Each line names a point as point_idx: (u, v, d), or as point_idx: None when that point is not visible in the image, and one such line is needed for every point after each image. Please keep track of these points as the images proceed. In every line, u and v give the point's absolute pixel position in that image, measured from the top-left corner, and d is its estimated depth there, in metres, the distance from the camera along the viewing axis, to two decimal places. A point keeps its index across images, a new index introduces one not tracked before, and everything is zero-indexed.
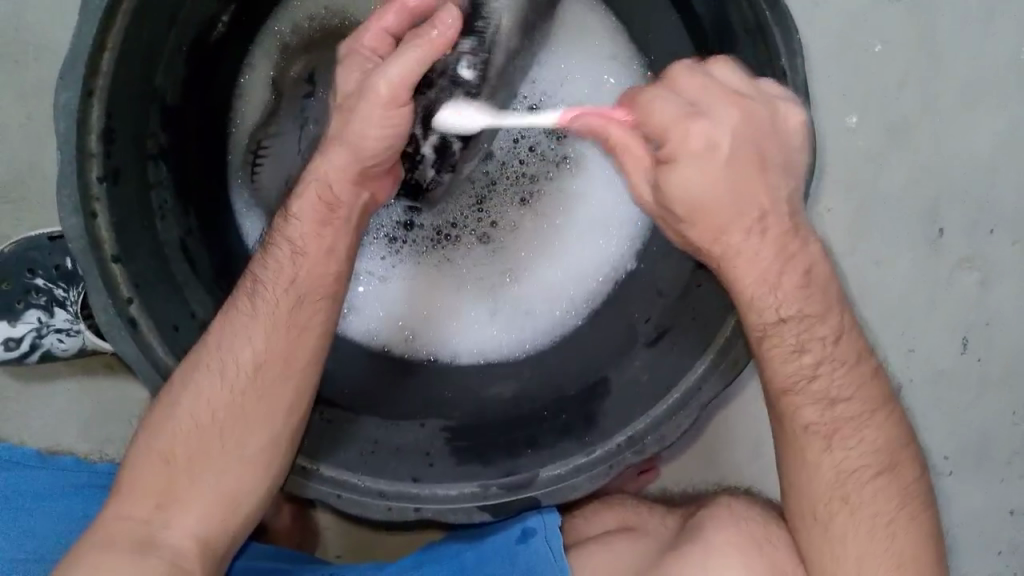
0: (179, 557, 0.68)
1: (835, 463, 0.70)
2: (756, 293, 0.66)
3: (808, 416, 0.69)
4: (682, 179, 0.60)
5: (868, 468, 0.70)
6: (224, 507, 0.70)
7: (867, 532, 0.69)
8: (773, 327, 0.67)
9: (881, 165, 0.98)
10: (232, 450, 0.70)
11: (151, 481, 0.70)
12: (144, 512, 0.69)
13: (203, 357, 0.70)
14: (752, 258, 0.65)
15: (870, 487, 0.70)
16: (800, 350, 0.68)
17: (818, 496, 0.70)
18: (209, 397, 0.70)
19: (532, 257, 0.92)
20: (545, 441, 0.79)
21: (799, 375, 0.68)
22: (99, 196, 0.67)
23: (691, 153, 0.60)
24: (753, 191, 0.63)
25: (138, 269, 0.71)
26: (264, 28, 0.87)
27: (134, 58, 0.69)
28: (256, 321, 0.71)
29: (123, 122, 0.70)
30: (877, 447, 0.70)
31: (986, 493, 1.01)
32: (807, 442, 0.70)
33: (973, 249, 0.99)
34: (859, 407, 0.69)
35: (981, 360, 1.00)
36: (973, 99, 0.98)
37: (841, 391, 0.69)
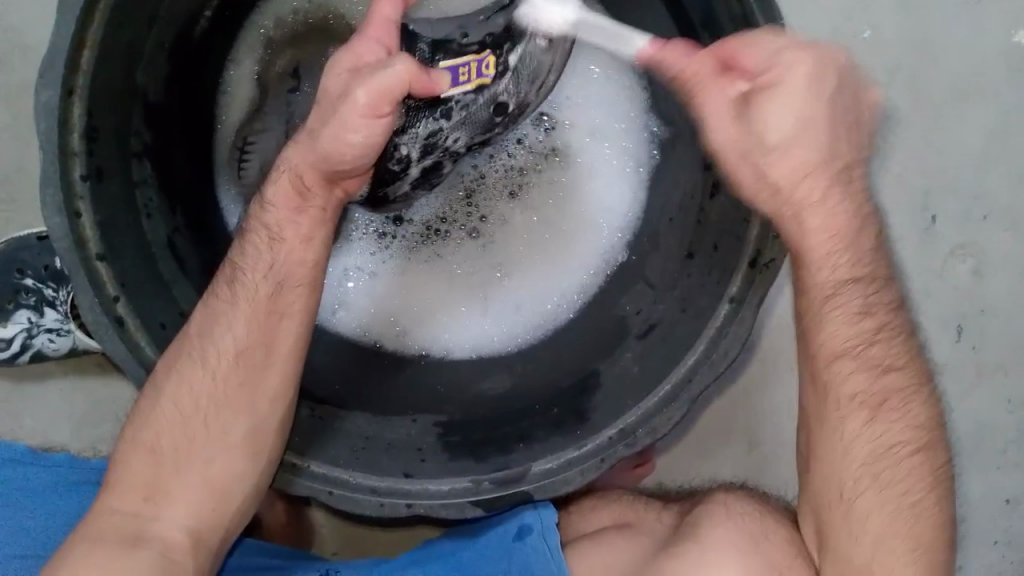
0: (169, 548, 0.67)
1: (874, 437, 0.71)
2: (831, 250, 0.70)
3: (856, 385, 0.71)
4: (769, 113, 0.66)
5: (905, 445, 0.71)
6: (213, 498, 0.70)
7: (894, 512, 0.70)
8: (841, 286, 0.70)
9: (872, 153, 0.98)
10: (216, 440, 0.70)
11: (140, 475, 0.70)
12: (134, 505, 0.69)
13: (184, 346, 0.71)
14: (831, 210, 0.70)
15: (905, 464, 0.71)
16: (865, 313, 0.71)
17: (851, 474, 0.71)
18: (193, 388, 0.70)
19: (522, 251, 0.91)
20: (536, 436, 0.78)
21: (855, 340, 0.71)
22: (83, 195, 0.67)
23: (794, 83, 0.65)
24: (842, 134, 0.69)
25: (124, 268, 0.70)
26: (247, 22, 0.86)
27: (117, 54, 0.68)
28: (234, 306, 0.71)
29: (106, 119, 0.69)
30: (917, 424, 0.72)
31: (983, 482, 1.00)
32: (849, 414, 0.71)
33: (967, 237, 0.99)
34: (907, 379, 0.72)
35: (975, 349, 1.00)
36: (966, 86, 0.98)
37: (896, 359, 0.72)
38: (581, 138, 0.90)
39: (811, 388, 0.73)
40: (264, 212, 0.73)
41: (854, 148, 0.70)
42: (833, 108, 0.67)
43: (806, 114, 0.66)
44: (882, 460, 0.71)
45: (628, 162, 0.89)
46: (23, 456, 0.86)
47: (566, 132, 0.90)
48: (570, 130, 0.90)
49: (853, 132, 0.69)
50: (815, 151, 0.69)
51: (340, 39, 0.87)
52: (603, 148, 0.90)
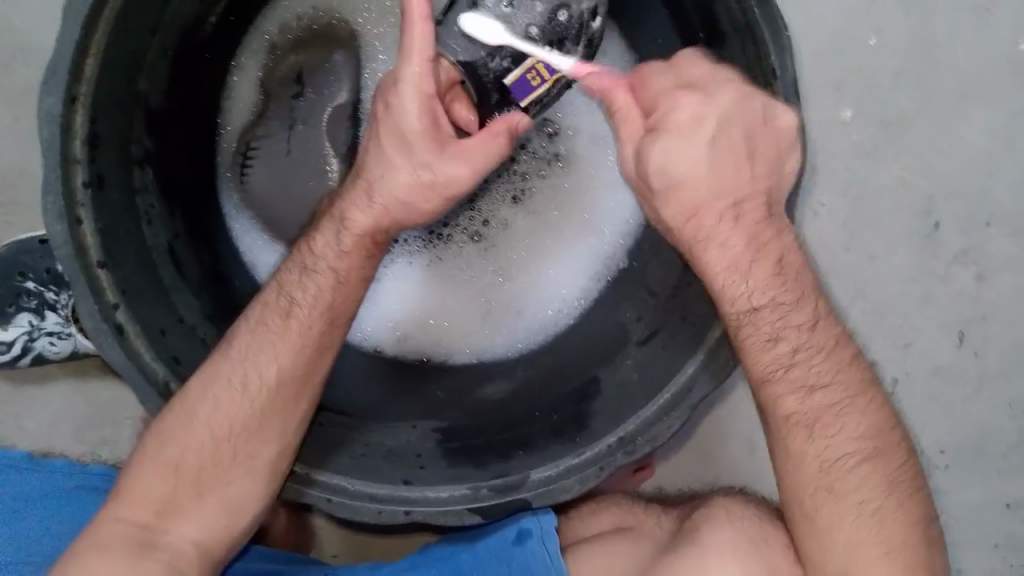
0: (179, 561, 0.68)
1: (816, 453, 0.69)
2: (727, 282, 0.68)
3: (789, 406, 0.69)
4: (659, 153, 0.64)
5: (851, 456, 0.69)
6: (226, 514, 0.70)
7: (854, 523, 0.68)
8: (748, 316, 0.67)
9: (876, 158, 0.98)
10: (231, 460, 0.70)
11: (154, 488, 0.69)
12: (144, 517, 0.68)
13: (226, 368, 0.70)
14: (723, 247, 0.67)
15: (855, 475, 0.69)
16: (776, 339, 0.68)
17: (806, 491, 0.69)
18: (227, 410, 0.69)
19: (524, 256, 0.91)
20: (536, 443, 0.78)
21: (777, 365, 0.68)
22: (85, 202, 0.67)
23: (672, 133, 0.64)
24: (731, 172, 0.65)
25: (126, 275, 0.70)
26: (252, 27, 0.86)
27: (119, 61, 0.68)
28: (283, 337, 0.71)
29: (107, 126, 0.69)
30: (859, 434, 0.69)
31: (984, 487, 1.00)
32: (788, 434, 0.69)
33: (969, 243, 0.99)
34: (839, 394, 0.69)
35: (977, 354, 0.99)
36: (970, 92, 0.97)
37: (820, 377, 0.68)
38: (584, 144, 0.90)
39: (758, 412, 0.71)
40: (334, 253, 0.71)
41: (772, 173, 0.67)
42: (724, 146, 0.64)
43: (711, 170, 0.64)
44: (830, 474, 0.69)
45: None
46: (24, 462, 0.86)
47: (570, 137, 0.90)
48: (574, 136, 0.90)
49: (750, 169, 0.66)
50: (706, 189, 0.65)
51: (344, 45, 0.87)
52: (606, 154, 0.89)
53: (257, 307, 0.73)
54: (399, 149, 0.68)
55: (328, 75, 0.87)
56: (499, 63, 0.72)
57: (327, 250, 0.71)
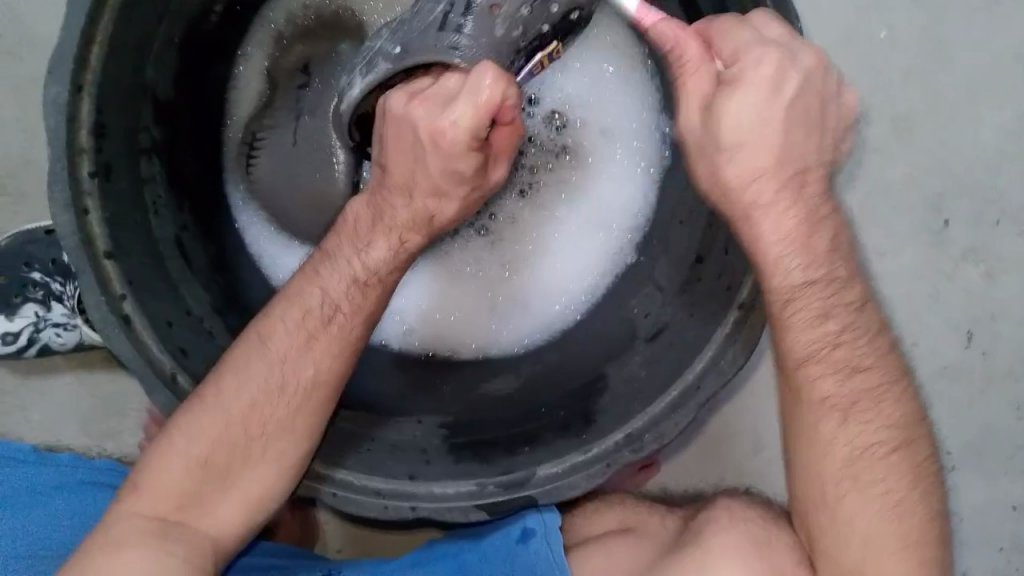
0: (195, 555, 0.67)
1: (849, 440, 0.68)
2: (781, 254, 0.66)
3: (826, 388, 0.68)
4: (728, 115, 0.62)
5: (882, 445, 0.68)
6: (243, 508, 0.70)
7: (878, 513, 0.68)
8: (799, 290, 0.67)
9: (885, 155, 0.97)
10: (253, 456, 0.69)
11: (174, 482, 0.68)
12: (162, 510, 0.68)
13: (261, 368, 0.70)
14: (780, 217, 0.66)
15: (883, 464, 0.68)
16: (826, 316, 0.68)
17: (832, 477, 0.69)
18: (260, 409, 0.69)
19: (532, 251, 0.90)
20: (542, 438, 0.78)
21: (820, 343, 0.68)
22: (91, 192, 0.66)
23: (753, 85, 0.61)
24: (799, 138, 0.64)
25: (132, 266, 0.70)
26: (258, 17, 0.85)
27: (126, 51, 0.68)
28: (321, 339, 0.71)
29: (115, 116, 0.69)
30: (892, 423, 0.69)
31: (991, 488, 1.00)
32: (820, 418, 0.68)
33: (979, 242, 0.98)
34: (877, 378, 0.69)
35: (985, 354, 0.99)
36: (981, 89, 0.97)
37: (863, 359, 0.69)
38: (591, 137, 0.89)
39: (787, 397, 0.70)
40: (386, 264, 0.71)
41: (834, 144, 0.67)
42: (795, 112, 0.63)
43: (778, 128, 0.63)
44: (858, 462, 0.68)
45: (640, 161, 0.88)
46: (32, 456, 0.87)
47: (578, 130, 0.89)
48: (581, 129, 0.89)
49: (808, 138, 0.65)
50: (766, 156, 0.64)
51: (350, 35, 0.87)
52: (614, 147, 0.89)
53: (296, 308, 0.71)
54: (451, 177, 0.68)
55: (335, 65, 0.86)
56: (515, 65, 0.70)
57: (373, 257, 0.71)
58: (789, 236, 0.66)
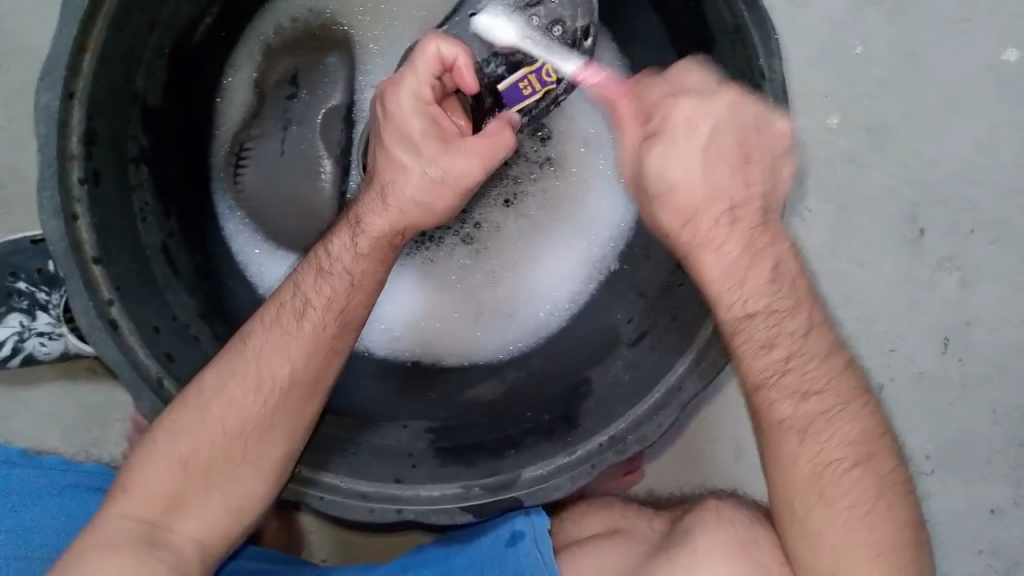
0: (183, 561, 0.67)
1: (810, 456, 0.68)
2: (723, 290, 0.70)
3: (783, 410, 0.69)
4: (656, 161, 0.70)
5: (843, 461, 0.68)
6: (231, 513, 0.70)
7: (845, 524, 0.67)
8: (742, 322, 0.69)
9: (861, 165, 0.99)
10: (238, 459, 0.69)
11: (161, 484, 0.69)
12: (150, 514, 0.68)
13: (241, 367, 0.70)
14: (718, 253, 0.70)
15: (846, 479, 0.68)
16: (771, 345, 0.69)
17: (798, 492, 0.68)
18: (240, 408, 0.69)
19: (518, 259, 0.91)
20: (526, 442, 0.79)
21: (771, 370, 0.69)
22: (80, 198, 0.67)
23: (676, 134, 0.69)
24: (726, 172, 0.70)
25: (119, 272, 0.70)
26: (248, 28, 0.87)
27: (116, 57, 0.69)
28: (296, 338, 0.70)
29: (104, 124, 0.70)
30: (851, 439, 0.69)
31: (968, 492, 1.01)
32: (779, 436, 0.69)
33: (953, 250, 1.00)
34: (832, 401, 0.69)
35: (961, 360, 1.01)
36: (953, 102, 0.99)
37: (814, 383, 0.69)
38: (575, 149, 0.91)
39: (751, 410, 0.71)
40: (351, 256, 0.72)
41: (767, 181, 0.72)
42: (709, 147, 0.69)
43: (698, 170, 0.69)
44: (822, 478, 0.68)
45: (622, 173, 0.90)
46: (23, 459, 0.85)
47: (561, 143, 0.91)
48: (564, 141, 0.91)
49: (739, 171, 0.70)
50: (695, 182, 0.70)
51: (338, 48, 0.88)
52: (597, 159, 0.91)
53: (285, 314, 0.71)
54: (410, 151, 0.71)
55: (322, 75, 0.88)
56: (493, 69, 0.78)
57: (344, 253, 0.72)
58: (741, 268, 0.70)
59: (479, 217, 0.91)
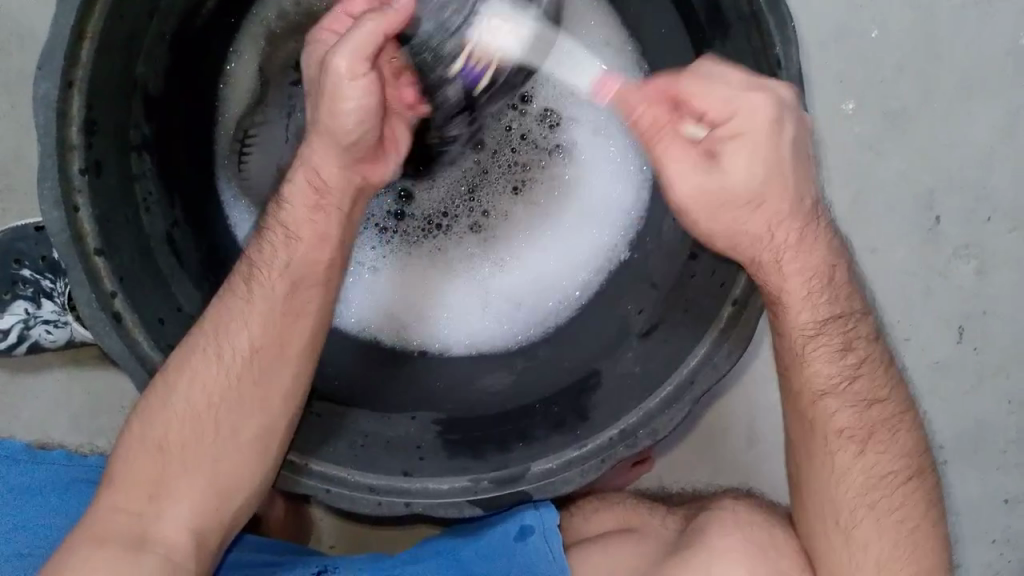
0: (174, 551, 0.67)
1: (865, 468, 0.71)
2: (800, 294, 0.69)
3: (842, 420, 0.70)
4: (731, 163, 0.64)
5: (897, 474, 0.71)
6: (216, 498, 0.69)
7: (893, 541, 0.70)
8: (812, 336, 0.70)
9: (877, 151, 0.97)
10: (220, 439, 0.69)
11: (144, 471, 0.68)
12: (138, 505, 0.68)
13: (202, 341, 0.70)
14: (799, 258, 0.69)
15: (898, 494, 0.71)
16: (847, 350, 0.70)
17: (838, 496, 0.71)
18: (205, 382, 0.69)
19: (526, 247, 0.90)
20: (536, 435, 0.77)
21: (840, 377, 0.70)
22: (81, 189, 0.66)
23: (744, 138, 0.63)
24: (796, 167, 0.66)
25: (123, 263, 0.69)
26: (249, 14, 0.85)
27: (116, 45, 0.67)
28: (252, 306, 0.71)
29: (103, 114, 0.68)
30: (904, 454, 0.72)
31: (982, 482, 1.00)
32: (827, 440, 0.71)
33: (970, 237, 0.98)
34: (891, 410, 0.72)
35: (977, 349, 0.99)
36: (972, 84, 0.97)
37: (876, 391, 0.72)
38: (584, 134, 0.89)
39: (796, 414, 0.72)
40: (280, 210, 0.73)
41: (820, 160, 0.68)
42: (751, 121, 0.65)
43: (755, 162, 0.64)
44: (873, 492, 0.71)
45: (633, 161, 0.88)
46: (24, 456, 0.86)
47: (570, 128, 0.89)
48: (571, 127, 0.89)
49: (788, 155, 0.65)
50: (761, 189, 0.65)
51: None
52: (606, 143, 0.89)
53: (242, 282, 0.72)
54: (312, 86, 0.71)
55: None
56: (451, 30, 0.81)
57: (297, 210, 0.72)
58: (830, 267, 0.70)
59: (483, 204, 0.91)
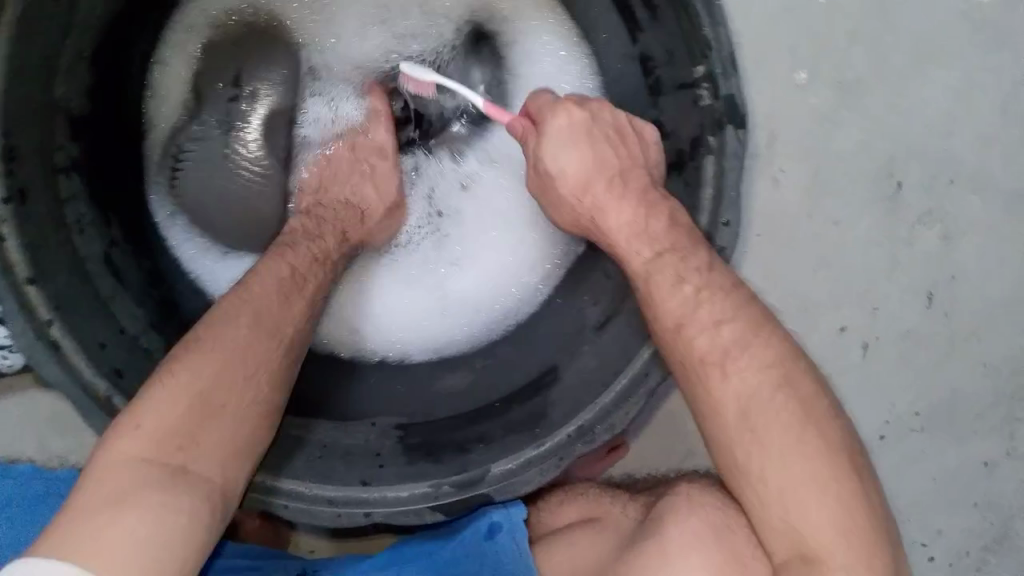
0: (202, 507, 0.59)
1: (735, 390, 0.64)
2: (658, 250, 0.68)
3: (701, 346, 0.65)
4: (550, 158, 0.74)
5: (765, 385, 0.63)
6: (235, 461, 0.63)
7: (786, 460, 0.62)
8: (652, 263, 0.68)
9: (833, 123, 0.96)
10: (252, 399, 0.65)
11: (175, 421, 0.60)
12: (166, 456, 0.59)
13: (237, 309, 0.68)
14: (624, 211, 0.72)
15: (776, 407, 0.63)
16: (681, 280, 0.67)
17: (732, 438, 0.64)
18: (247, 343, 0.67)
19: (479, 250, 0.90)
20: (496, 435, 0.76)
21: (682, 305, 0.66)
22: (6, 219, 0.64)
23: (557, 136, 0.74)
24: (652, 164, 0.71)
25: (58, 290, 0.67)
26: (170, 27, 0.85)
27: (30, 69, 0.65)
28: (281, 293, 0.72)
29: (23, 140, 0.66)
30: (770, 363, 0.64)
31: (961, 446, 0.99)
32: (703, 377, 0.65)
33: (933, 202, 0.97)
34: (744, 329, 0.65)
35: (947, 314, 0.98)
36: (927, 48, 0.95)
37: (726, 313, 0.66)
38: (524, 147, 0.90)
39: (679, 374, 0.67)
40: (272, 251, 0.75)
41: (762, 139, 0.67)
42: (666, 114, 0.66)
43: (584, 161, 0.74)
44: (753, 413, 0.63)
45: None
46: None
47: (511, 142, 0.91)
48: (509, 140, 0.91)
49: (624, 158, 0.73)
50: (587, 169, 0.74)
51: (264, 38, 0.87)
52: None
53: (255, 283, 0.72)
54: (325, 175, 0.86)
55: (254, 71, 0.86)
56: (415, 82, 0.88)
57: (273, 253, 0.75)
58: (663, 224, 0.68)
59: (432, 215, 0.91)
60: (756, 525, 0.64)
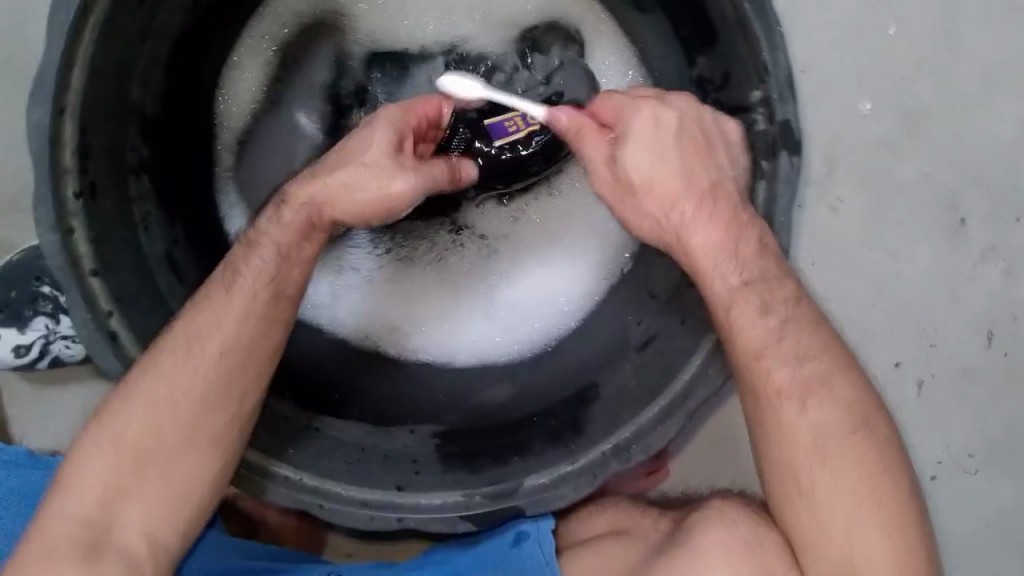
0: (131, 556, 0.66)
1: (811, 425, 0.66)
2: (716, 265, 0.67)
3: (780, 379, 0.66)
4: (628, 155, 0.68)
5: (842, 426, 0.66)
6: (178, 502, 0.68)
7: (853, 498, 0.64)
8: (738, 293, 0.67)
9: (896, 152, 0.94)
10: (179, 440, 0.68)
11: (101, 474, 0.68)
12: (90, 511, 0.67)
13: (178, 339, 0.69)
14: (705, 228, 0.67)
15: (848, 445, 0.65)
16: (768, 311, 0.67)
17: (797, 468, 0.66)
18: (177, 382, 0.68)
19: (529, 259, 0.90)
20: (534, 449, 0.77)
21: (766, 339, 0.66)
22: (76, 213, 0.67)
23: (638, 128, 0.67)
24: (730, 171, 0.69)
25: (120, 284, 0.70)
26: (248, 28, 0.87)
27: (109, 71, 0.69)
28: (233, 305, 0.70)
29: (98, 138, 0.70)
30: (848, 404, 0.66)
31: (1016, 490, 0.95)
32: (777, 411, 0.66)
33: (996, 238, 0.95)
34: (828, 368, 0.67)
35: (1007, 354, 0.95)
36: (996, 81, 0.94)
37: (810, 349, 0.67)
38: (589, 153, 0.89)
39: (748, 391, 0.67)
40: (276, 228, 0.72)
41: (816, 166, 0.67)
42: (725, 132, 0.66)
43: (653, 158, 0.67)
44: (827, 447, 0.65)
45: None
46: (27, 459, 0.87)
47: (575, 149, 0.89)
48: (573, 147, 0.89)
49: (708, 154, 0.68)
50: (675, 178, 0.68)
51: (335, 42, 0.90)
52: None
53: (226, 291, 0.71)
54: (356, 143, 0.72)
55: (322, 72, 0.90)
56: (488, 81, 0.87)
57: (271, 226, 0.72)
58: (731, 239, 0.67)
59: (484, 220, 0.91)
60: (802, 548, 0.67)
